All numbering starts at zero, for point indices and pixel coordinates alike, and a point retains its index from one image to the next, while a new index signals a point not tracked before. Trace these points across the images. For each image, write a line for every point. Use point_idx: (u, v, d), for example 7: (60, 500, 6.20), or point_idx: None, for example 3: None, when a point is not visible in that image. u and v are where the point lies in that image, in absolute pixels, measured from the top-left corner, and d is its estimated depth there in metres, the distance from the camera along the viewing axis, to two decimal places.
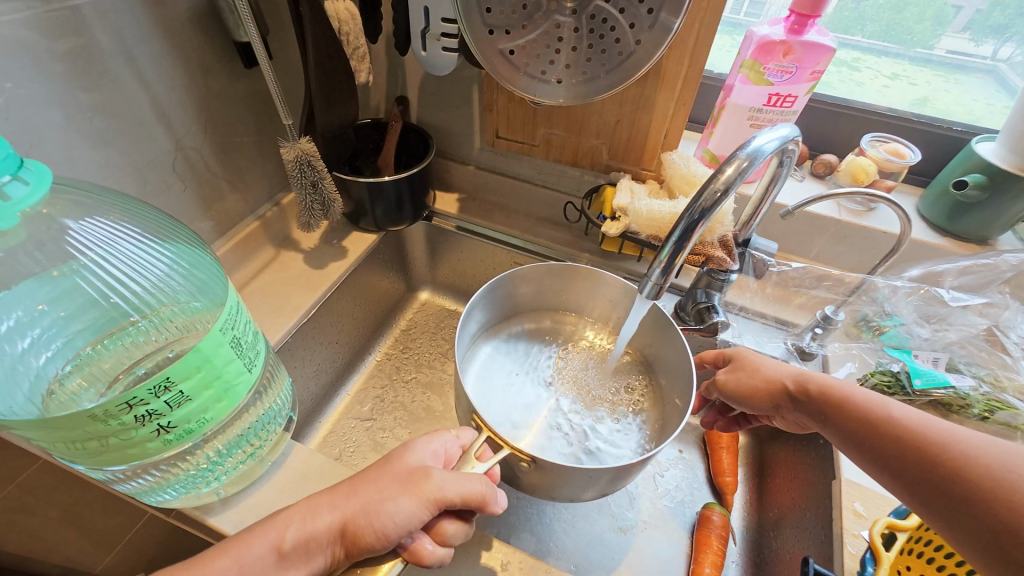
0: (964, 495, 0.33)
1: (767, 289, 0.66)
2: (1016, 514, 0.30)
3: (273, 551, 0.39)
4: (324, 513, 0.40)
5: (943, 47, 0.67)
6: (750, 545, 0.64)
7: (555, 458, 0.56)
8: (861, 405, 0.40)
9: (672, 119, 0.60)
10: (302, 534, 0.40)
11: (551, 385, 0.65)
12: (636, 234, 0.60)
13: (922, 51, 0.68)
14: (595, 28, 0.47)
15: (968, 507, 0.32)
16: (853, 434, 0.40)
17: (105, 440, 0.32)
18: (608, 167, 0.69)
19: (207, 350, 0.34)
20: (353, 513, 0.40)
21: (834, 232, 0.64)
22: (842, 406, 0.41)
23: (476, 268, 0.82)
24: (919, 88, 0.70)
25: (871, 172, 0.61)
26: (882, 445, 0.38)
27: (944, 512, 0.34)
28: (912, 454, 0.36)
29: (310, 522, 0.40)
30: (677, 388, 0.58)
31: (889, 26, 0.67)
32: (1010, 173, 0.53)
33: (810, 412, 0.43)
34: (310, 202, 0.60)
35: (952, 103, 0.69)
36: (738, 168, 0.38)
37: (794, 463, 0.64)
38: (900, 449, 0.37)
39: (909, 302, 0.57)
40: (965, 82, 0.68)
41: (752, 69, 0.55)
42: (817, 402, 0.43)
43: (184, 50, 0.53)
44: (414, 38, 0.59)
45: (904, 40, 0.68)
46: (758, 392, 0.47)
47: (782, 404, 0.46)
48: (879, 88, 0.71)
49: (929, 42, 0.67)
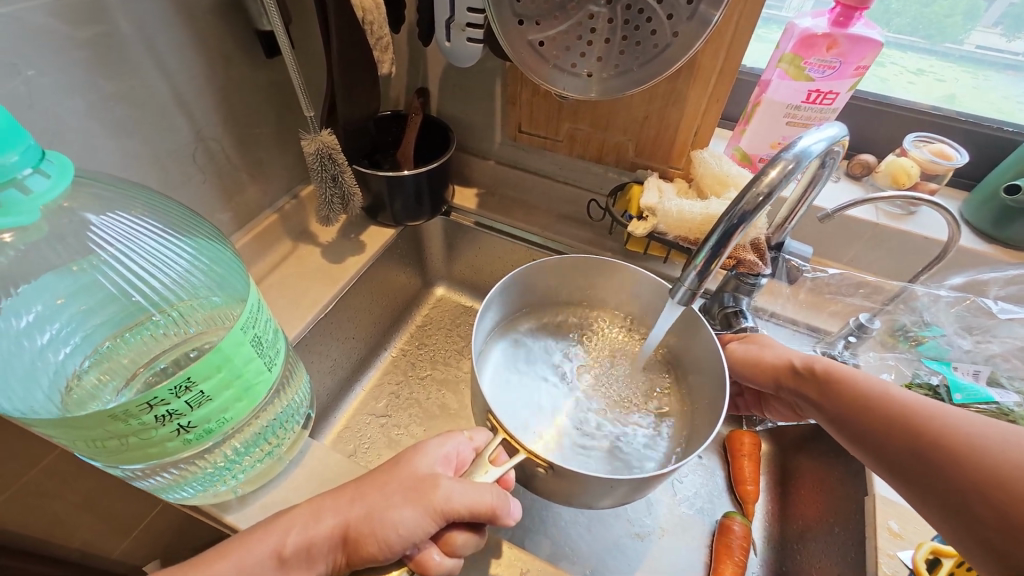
0: (939, 458, 0.36)
1: (800, 295, 0.63)
2: (977, 473, 0.34)
3: (273, 558, 0.39)
4: (326, 518, 0.40)
5: (973, 41, 0.64)
6: (771, 556, 0.62)
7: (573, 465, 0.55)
8: (855, 381, 0.43)
9: (704, 115, 0.58)
10: (303, 539, 0.39)
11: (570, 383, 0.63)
12: (663, 235, 0.58)
13: (951, 46, 0.65)
14: (630, 19, 0.45)
15: (941, 471, 0.35)
16: (845, 407, 0.43)
17: (125, 439, 0.31)
18: (634, 165, 0.66)
19: (228, 349, 0.33)
20: (356, 518, 0.39)
21: (872, 236, 0.61)
22: (835, 384, 0.44)
23: (494, 265, 0.81)
24: (946, 85, 0.66)
25: (913, 174, 0.59)
26: (871, 415, 0.41)
27: (917, 474, 0.37)
28: (895, 423, 0.39)
29: (312, 526, 0.40)
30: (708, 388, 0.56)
31: (917, 19, 0.64)
32: None
33: (805, 391, 0.47)
34: (330, 196, 0.59)
35: (980, 102, 0.65)
36: (784, 170, 0.36)
37: (820, 475, 0.61)
38: (885, 418, 0.40)
39: (950, 312, 0.55)
40: (996, 80, 0.64)
41: (791, 63, 0.53)
42: (816, 378, 0.46)
43: (205, 39, 0.52)
44: (438, 28, 0.57)
45: (932, 34, 0.65)
46: (763, 373, 0.51)
47: (782, 386, 0.49)
48: (904, 85, 0.67)
49: (959, 36, 0.64)
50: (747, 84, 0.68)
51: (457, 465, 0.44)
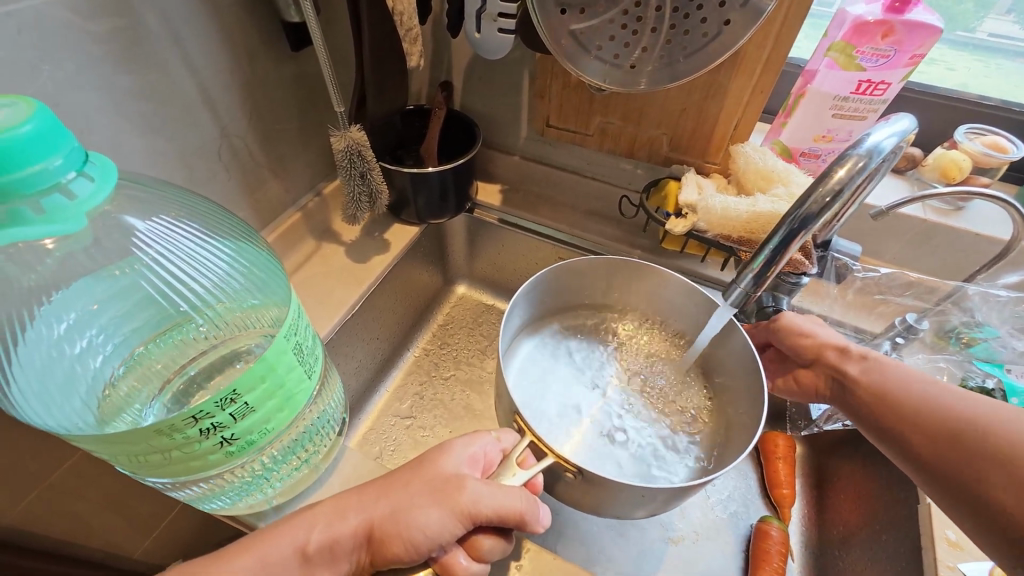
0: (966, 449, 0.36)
1: (847, 295, 0.61)
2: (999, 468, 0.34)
3: (297, 554, 0.38)
4: (352, 515, 0.39)
5: (985, 30, 0.61)
6: (810, 561, 0.61)
7: (600, 472, 0.53)
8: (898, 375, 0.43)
9: (746, 108, 0.56)
10: (327, 535, 0.38)
11: (598, 387, 0.61)
12: (703, 232, 0.56)
13: (963, 34, 0.62)
14: (679, 7, 0.43)
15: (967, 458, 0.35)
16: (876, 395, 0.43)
17: (169, 453, 0.30)
18: (667, 159, 0.64)
19: (272, 358, 0.32)
20: (382, 517, 0.38)
21: (919, 234, 0.59)
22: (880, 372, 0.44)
23: (519, 263, 0.79)
24: (955, 74, 0.64)
25: (964, 167, 0.56)
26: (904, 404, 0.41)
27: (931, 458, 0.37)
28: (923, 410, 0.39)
29: (337, 523, 0.38)
30: (744, 397, 0.54)
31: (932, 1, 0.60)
32: None
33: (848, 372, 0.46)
34: (358, 193, 0.57)
35: (1008, 86, 0.63)
36: (852, 168, 0.34)
37: (861, 479, 0.60)
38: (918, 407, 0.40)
39: (1004, 312, 0.53)
40: (1009, 69, 0.63)
41: (842, 52, 0.50)
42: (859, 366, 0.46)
43: (230, 32, 0.50)
44: (468, 19, 0.55)
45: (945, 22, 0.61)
46: (799, 352, 0.51)
47: (822, 362, 0.49)
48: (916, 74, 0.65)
49: (971, 25, 0.61)
50: (787, 76, 0.65)
51: (484, 467, 0.42)
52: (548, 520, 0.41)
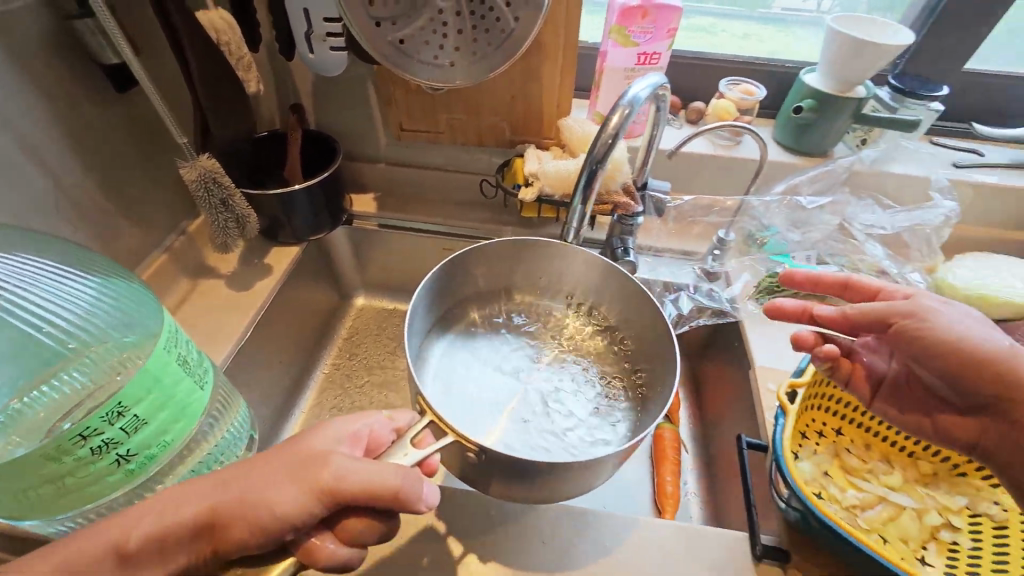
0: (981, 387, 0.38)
1: (669, 225, 0.75)
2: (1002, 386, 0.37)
3: (115, 552, 0.33)
4: (190, 504, 0.34)
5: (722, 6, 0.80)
6: (699, 448, 0.73)
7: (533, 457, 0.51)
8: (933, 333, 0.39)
9: (561, 87, 0.66)
10: (155, 529, 0.33)
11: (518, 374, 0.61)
12: (550, 196, 0.65)
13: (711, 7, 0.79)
14: (475, 10, 0.51)
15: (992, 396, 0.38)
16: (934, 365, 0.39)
17: (60, 481, 0.31)
18: (512, 142, 0.73)
19: (155, 370, 0.34)
20: (226, 502, 0.33)
21: (713, 167, 0.74)
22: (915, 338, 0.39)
23: (408, 262, 0.84)
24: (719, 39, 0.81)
25: (732, 111, 0.72)
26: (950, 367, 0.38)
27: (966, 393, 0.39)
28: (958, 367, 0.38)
29: (170, 515, 0.34)
30: (653, 347, 0.56)
31: None
32: (832, 95, 0.67)
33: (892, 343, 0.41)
34: (224, 220, 0.58)
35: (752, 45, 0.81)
36: (622, 115, 0.44)
37: (721, 371, 0.73)
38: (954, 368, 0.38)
39: (780, 213, 0.69)
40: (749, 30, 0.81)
41: (618, 33, 0.62)
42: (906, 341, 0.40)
43: (43, 80, 0.49)
44: (299, 42, 0.59)
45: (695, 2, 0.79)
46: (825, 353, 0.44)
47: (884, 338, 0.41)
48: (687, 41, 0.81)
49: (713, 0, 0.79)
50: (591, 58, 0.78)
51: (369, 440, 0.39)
52: (437, 503, 0.35)
